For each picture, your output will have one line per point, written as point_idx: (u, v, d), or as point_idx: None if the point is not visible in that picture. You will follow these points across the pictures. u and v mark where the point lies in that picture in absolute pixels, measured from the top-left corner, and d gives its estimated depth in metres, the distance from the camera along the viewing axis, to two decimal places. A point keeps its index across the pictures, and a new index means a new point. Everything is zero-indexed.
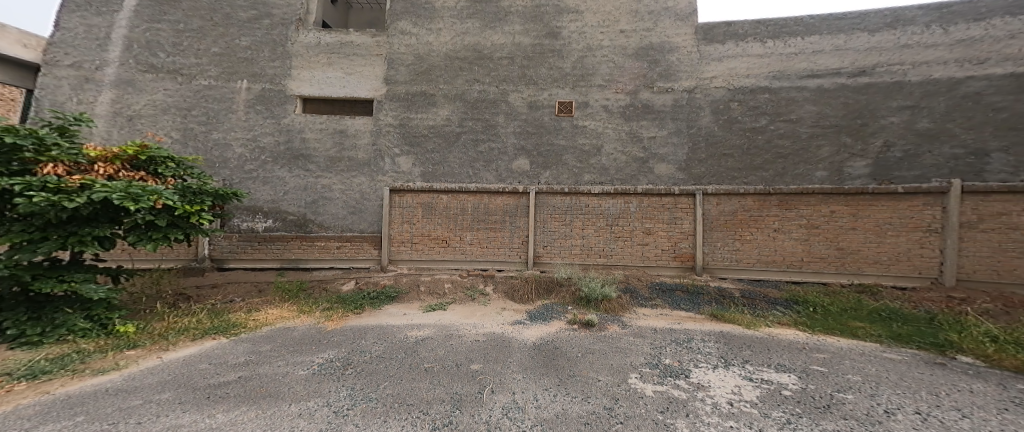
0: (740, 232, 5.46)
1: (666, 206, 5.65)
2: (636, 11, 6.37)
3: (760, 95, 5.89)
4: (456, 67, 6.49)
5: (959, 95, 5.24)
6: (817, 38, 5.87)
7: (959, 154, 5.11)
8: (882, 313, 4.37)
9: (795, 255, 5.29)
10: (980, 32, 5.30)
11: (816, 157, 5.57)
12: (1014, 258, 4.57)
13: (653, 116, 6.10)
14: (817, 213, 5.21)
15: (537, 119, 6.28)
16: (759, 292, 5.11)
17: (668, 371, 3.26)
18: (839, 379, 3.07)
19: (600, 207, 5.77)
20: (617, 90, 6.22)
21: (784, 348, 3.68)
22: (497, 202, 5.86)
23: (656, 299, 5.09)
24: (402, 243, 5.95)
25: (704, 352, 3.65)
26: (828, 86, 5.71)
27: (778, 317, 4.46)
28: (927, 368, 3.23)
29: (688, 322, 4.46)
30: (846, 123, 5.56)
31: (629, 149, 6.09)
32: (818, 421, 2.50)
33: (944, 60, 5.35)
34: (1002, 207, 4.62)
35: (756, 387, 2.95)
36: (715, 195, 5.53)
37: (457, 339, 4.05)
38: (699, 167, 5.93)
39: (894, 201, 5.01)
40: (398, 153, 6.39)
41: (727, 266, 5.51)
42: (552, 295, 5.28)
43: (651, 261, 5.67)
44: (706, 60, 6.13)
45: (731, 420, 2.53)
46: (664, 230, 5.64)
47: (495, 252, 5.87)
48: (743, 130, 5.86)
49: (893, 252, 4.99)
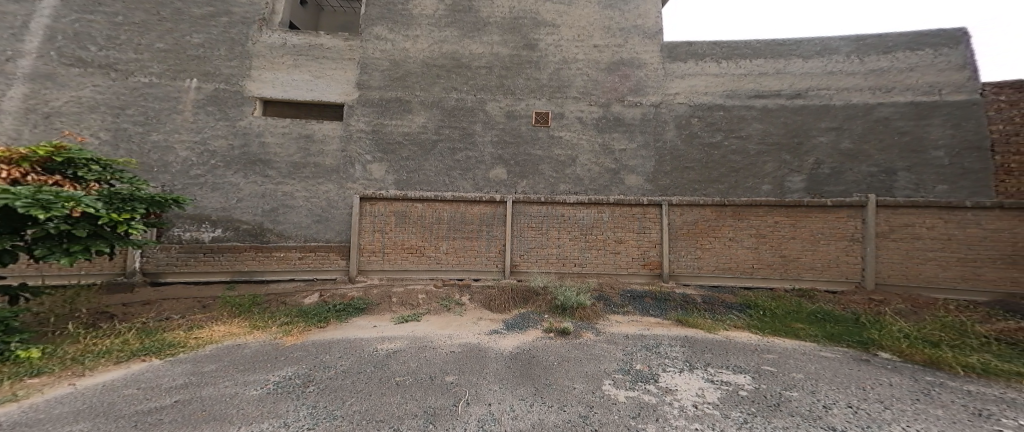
0: (699, 240, 5.78)
1: (635, 216, 5.87)
2: (608, 28, 6.67)
3: (716, 112, 6.33)
4: (432, 74, 6.45)
5: (872, 119, 5.91)
6: (763, 61, 6.43)
7: (874, 172, 5.76)
8: (817, 315, 4.76)
9: (746, 262, 5.67)
10: (887, 64, 6.04)
11: (762, 171, 6.06)
12: (918, 263, 5.17)
13: (624, 129, 6.36)
14: (763, 223, 5.62)
15: (514, 129, 6.35)
16: (716, 297, 5.41)
17: (639, 377, 3.35)
18: (786, 378, 3.30)
19: (574, 216, 5.88)
20: (590, 102, 6.44)
21: (740, 350, 3.91)
22: (473, 211, 5.81)
23: (627, 306, 5.24)
24: (372, 253, 5.72)
25: (671, 356, 3.78)
26: (772, 107, 6.24)
27: (733, 320, 4.74)
28: (855, 364, 3.55)
29: (655, 328, 4.61)
30: (787, 141, 6.08)
31: (602, 161, 6.30)
32: (770, 419, 2.65)
33: (860, 87, 6.05)
34: (909, 219, 5.22)
35: (716, 389, 3.10)
36: (678, 206, 5.81)
37: (432, 351, 3.93)
38: (665, 179, 6.24)
39: (824, 213, 5.49)
40: (368, 160, 6.20)
41: (690, 273, 5.79)
42: (529, 304, 5.27)
43: (622, 269, 5.84)
44: (670, 77, 6.50)
45: (696, 422, 2.63)
46: (633, 239, 5.86)
47: (472, 261, 5.81)
48: (702, 145, 6.25)
49: (826, 259, 5.47)
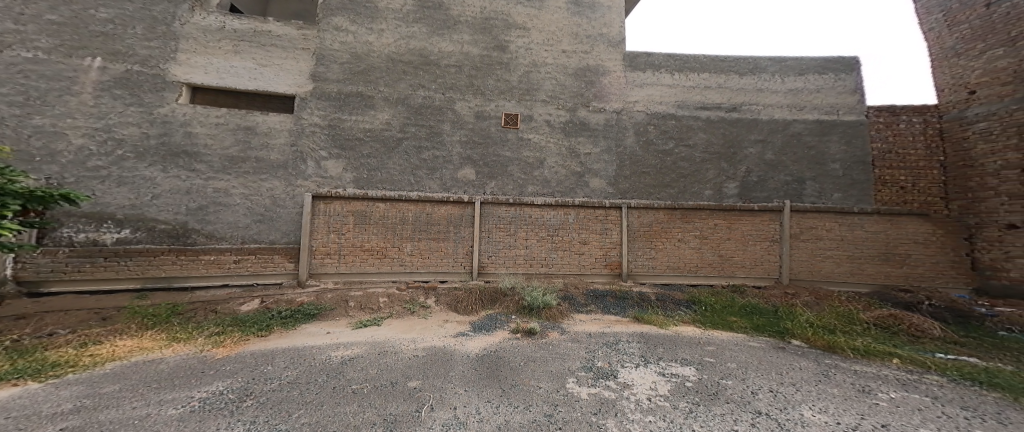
0: (655, 241, 6.12)
1: (599, 218, 6.09)
2: (576, 34, 6.86)
3: (668, 121, 6.72)
4: (397, 70, 6.23)
5: (790, 133, 6.63)
6: (708, 75, 6.94)
7: (790, 181, 6.45)
8: (746, 309, 5.20)
9: (691, 261, 6.10)
10: (801, 84, 6.80)
11: (705, 178, 6.54)
12: (820, 262, 5.96)
13: (589, 133, 6.57)
14: (707, 226, 6.13)
15: (483, 130, 6.30)
16: (668, 294, 5.74)
17: (600, 373, 3.46)
18: (723, 368, 3.57)
19: (543, 218, 5.98)
20: (558, 106, 6.57)
21: (687, 344, 4.19)
22: (441, 212, 5.71)
23: (590, 305, 5.39)
24: (326, 255, 5.39)
25: (629, 352, 3.96)
26: (714, 119, 6.75)
27: (682, 316, 5.08)
28: (772, 351, 3.97)
29: (617, 325, 4.80)
30: (724, 151, 6.62)
31: (568, 164, 6.45)
32: (711, 407, 2.85)
33: (780, 104, 6.75)
34: (814, 223, 6.05)
35: (667, 381, 3.29)
36: (637, 208, 6.14)
37: (394, 356, 3.77)
38: (625, 183, 6.53)
39: (753, 216, 6.15)
40: (323, 156, 5.84)
41: (646, 272, 6.09)
42: (496, 305, 5.23)
43: (587, 269, 6.02)
44: (631, 86, 6.81)
45: (651, 414, 2.77)
46: (597, 240, 6.07)
47: (437, 263, 5.68)
48: (657, 151, 6.61)
49: (753, 258, 6.06)
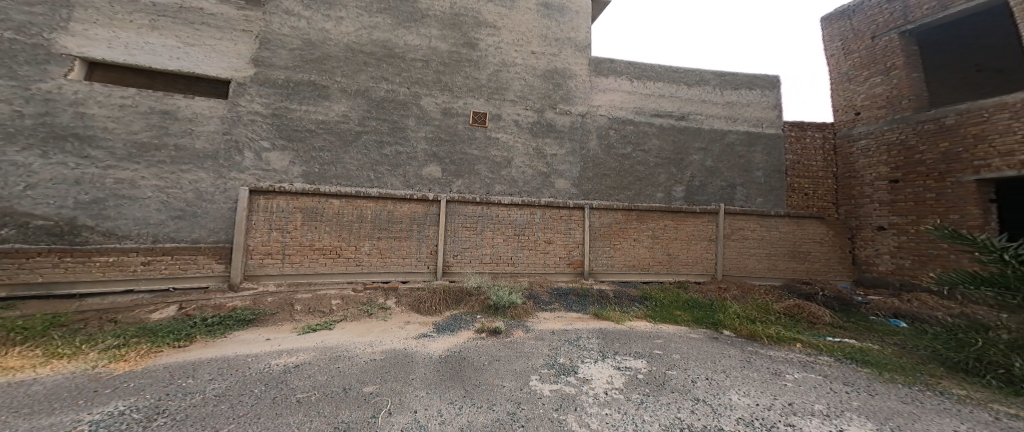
0: (614, 241, 6.40)
1: (564, 218, 6.24)
2: (545, 36, 6.94)
3: (627, 126, 6.99)
4: (358, 61, 5.93)
5: (727, 142, 7.19)
6: (662, 84, 7.24)
7: (724, 186, 7.04)
8: (689, 302, 5.62)
9: (645, 259, 6.48)
10: (737, 97, 7.37)
11: (658, 182, 6.90)
12: (746, 259, 6.72)
13: (555, 135, 6.69)
14: (659, 226, 6.59)
15: (450, 127, 6.19)
16: (624, 291, 6.00)
17: (563, 370, 3.51)
18: (669, 359, 3.77)
19: (509, 217, 6.01)
20: (526, 107, 6.61)
21: (641, 338, 4.40)
22: (403, 210, 5.54)
23: (555, 303, 5.48)
24: (266, 255, 5.00)
25: (589, 348, 4.06)
26: (666, 126, 7.09)
27: (636, 311, 5.34)
28: (710, 341, 4.29)
29: (578, 322, 4.91)
30: (674, 157, 7.02)
31: (535, 164, 6.52)
32: (659, 396, 2.99)
33: (719, 115, 7.25)
34: (742, 225, 6.83)
35: (622, 374, 3.41)
36: (599, 209, 6.38)
37: (348, 361, 3.56)
38: (589, 184, 6.73)
39: (695, 218, 6.74)
40: (264, 146, 5.41)
41: (606, 270, 6.35)
42: (461, 305, 5.14)
43: (551, 268, 6.13)
44: (595, 90, 7.01)
45: (607, 407, 2.82)
46: (562, 240, 6.20)
47: (398, 263, 5.49)
48: (618, 155, 6.89)
49: (695, 256, 6.62)
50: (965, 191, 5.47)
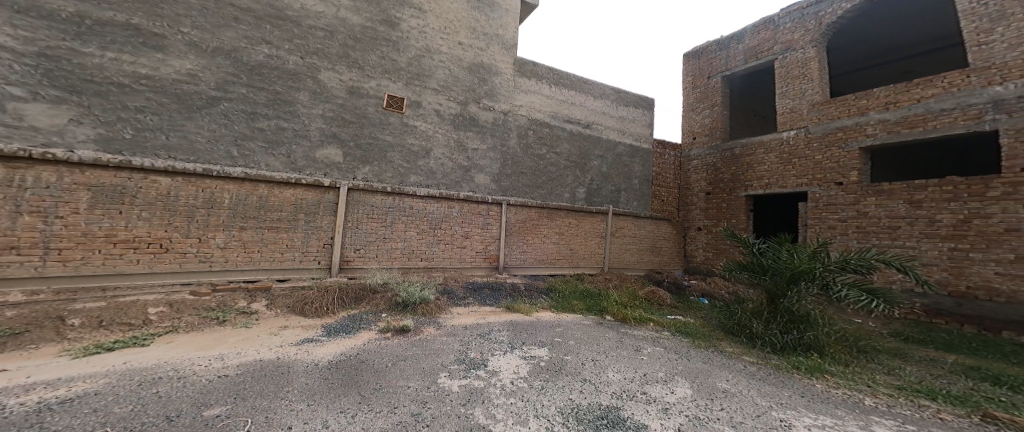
0: (526, 236, 6.64)
1: (481, 212, 6.19)
2: (473, 28, 6.65)
3: (544, 129, 7.24)
4: (224, 14, 4.70)
5: (618, 152, 8.03)
6: (575, 93, 7.65)
7: (614, 191, 7.92)
8: (582, 292, 6.13)
9: (552, 253, 6.92)
10: (628, 112, 8.21)
11: (564, 183, 7.36)
12: (623, 254, 7.80)
13: (477, 130, 6.55)
14: (564, 223, 7.10)
15: (357, 108, 5.53)
16: (532, 283, 6.29)
17: (472, 364, 3.22)
18: (567, 346, 4.04)
19: (424, 209, 5.68)
20: (449, 98, 6.29)
21: (543, 327, 4.63)
22: (285, 196, 4.59)
23: (468, 298, 5.35)
24: (3, 249, 3.26)
25: (498, 340, 4.04)
26: (575, 132, 7.58)
27: (542, 303, 5.60)
28: (600, 327, 4.73)
29: (490, 316, 4.83)
30: (579, 162, 7.56)
31: (455, 157, 6.29)
32: (557, 381, 3.07)
33: (614, 126, 8.01)
34: (625, 224, 7.90)
35: (527, 363, 3.43)
36: (515, 205, 6.52)
37: (176, 383, 2.47)
38: (506, 181, 6.80)
39: (591, 217, 7.45)
40: (15, 94, 3.67)
41: (519, 264, 6.55)
42: (363, 303, 4.60)
43: (467, 262, 6.05)
44: (518, 90, 7.02)
45: (513, 396, 2.71)
46: (478, 234, 6.16)
47: (267, 259, 4.48)
48: (534, 155, 7.11)
49: (590, 250, 7.37)
50: (739, 203, 7.21)
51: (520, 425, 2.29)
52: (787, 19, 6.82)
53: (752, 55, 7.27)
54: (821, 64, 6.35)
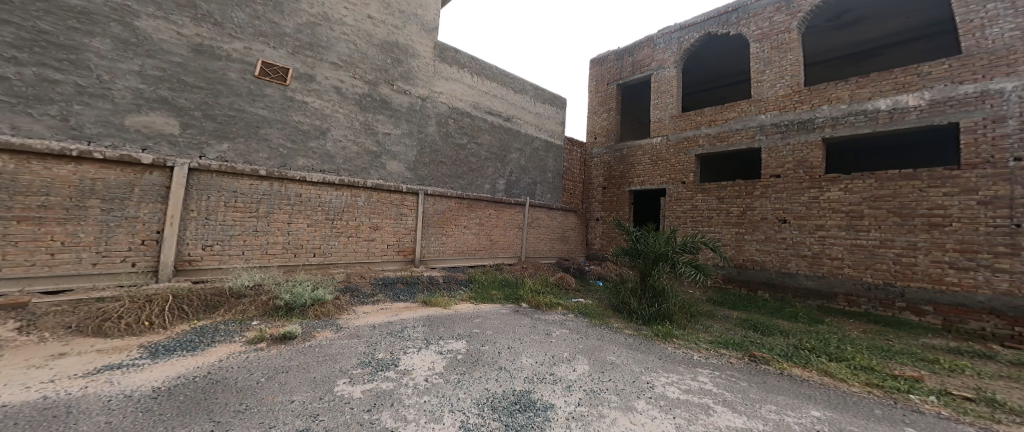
0: (445, 228, 6.43)
1: (393, 202, 5.74)
2: (387, 3, 5.86)
3: (466, 118, 6.89)
4: None
5: (534, 146, 8.22)
6: (497, 85, 7.46)
7: (531, 184, 8.11)
8: (501, 281, 6.24)
9: (472, 245, 6.88)
10: (543, 110, 8.41)
11: (485, 175, 7.22)
12: (539, 243, 8.19)
13: (390, 113, 5.83)
14: (485, 215, 7.10)
15: (218, 74, 4.35)
16: (452, 275, 6.11)
17: (379, 366, 2.93)
18: (486, 336, 4.03)
19: (319, 198, 4.97)
20: (353, 75, 5.45)
21: (462, 319, 4.53)
22: (54, 171, 3.30)
23: (377, 295, 4.85)
24: None
25: (412, 337, 3.76)
26: (496, 124, 7.43)
27: (461, 295, 5.47)
28: (517, 315, 4.82)
29: (403, 312, 4.42)
30: (499, 154, 7.49)
31: (362, 140, 5.53)
32: (474, 373, 3.00)
33: (531, 122, 8.14)
34: (542, 215, 8.30)
35: (443, 358, 3.29)
36: (432, 195, 6.24)
37: None
38: (424, 170, 6.27)
39: (509, 208, 7.59)
40: None
41: (437, 257, 6.33)
42: (221, 311, 3.63)
43: (376, 256, 5.55)
44: (438, 76, 6.49)
45: (426, 394, 2.56)
46: (390, 226, 5.70)
47: (9, 263, 3.12)
48: (455, 145, 6.70)
49: (509, 241, 7.53)
50: (625, 197, 8.16)
51: (434, 423, 2.18)
52: (665, 38, 7.67)
53: (637, 68, 8.12)
54: (679, 84, 7.46)
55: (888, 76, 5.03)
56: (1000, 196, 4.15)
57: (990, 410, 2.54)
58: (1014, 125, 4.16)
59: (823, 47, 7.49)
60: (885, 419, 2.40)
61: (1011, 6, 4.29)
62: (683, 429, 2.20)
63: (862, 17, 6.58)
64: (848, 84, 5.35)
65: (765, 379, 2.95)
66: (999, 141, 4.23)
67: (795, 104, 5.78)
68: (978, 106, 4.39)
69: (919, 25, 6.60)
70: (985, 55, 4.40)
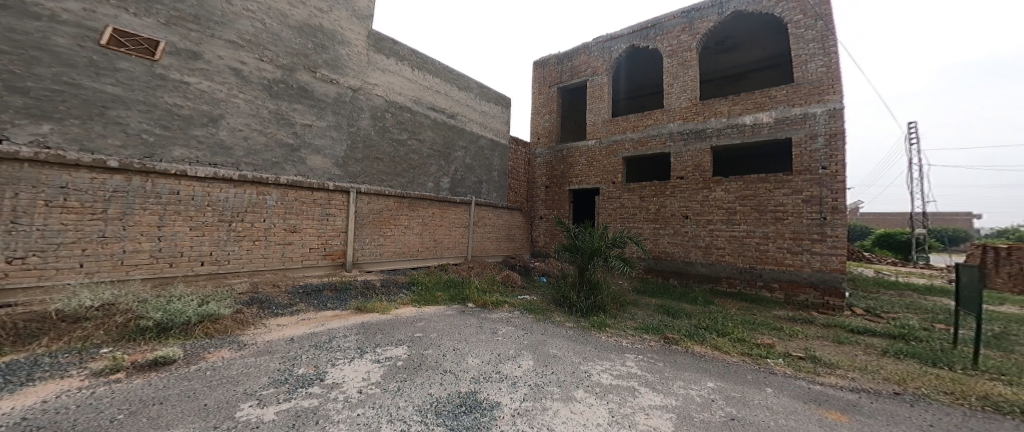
0: (383, 229, 6.01)
1: (317, 202, 5.10)
2: None
3: (405, 113, 6.45)
4: None
5: (479, 145, 8.02)
6: (439, 80, 7.12)
7: (476, 183, 7.93)
8: (447, 282, 6.02)
9: (415, 246, 6.57)
10: (486, 108, 8.24)
11: (428, 173, 6.88)
12: (484, 243, 8.05)
13: (312, 103, 5.13)
14: (427, 214, 6.79)
15: (43, 38, 3.25)
16: (392, 279, 5.73)
17: (300, 381, 2.50)
18: (429, 339, 3.77)
19: (209, 196, 4.06)
20: (262, 57, 4.63)
21: (402, 325, 4.15)
22: None
23: (297, 304, 4.18)
24: None
25: (344, 347, 3.28)
26: (439, 121, 7.09)
27: (402, 298, 5.07)
28: (462, 317, 4.62)
29: (331, 322, 3.85)
30: (442, 152, 7.16)
31: (272, 131, 4.70)
32: (417, 379, 2.74)
33: (475, 120, 7.93)
34: (488, 215, 8.20)
35: (381, 367, 2.94)
36: (367, 194, 5.76)
37: None
38: (356, 166, 5.69)
39: (453, 208, 7.35)
40: None
41: (372, 259, 5.86)
42: (43, 341, 2.63)
43: (293, 262, 4.84)
44: (372, 67, 5.97)
45: (360, 407, 2.25)
46: (314, 228, 5.07)
47: None
48: (392, 140, 6.24)
49: (453, 240, 7.30)
50: (566, 196, 8.42)
51: None
52: (598, 47, 8.05)
53: (574, 73, 8.41)
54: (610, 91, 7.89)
55: (780, 91, 5.70)
56: (815, 196, 5.26)
57: (813, 364, 3.10)
58: (822, 141, 5.29)
59: (715, 67, 8.52)
60: (753, 381, 2.74)
61: (821, 47, 5.41)
62: (615, 413, 2.26)
63: (740, 43, 7.62)
64: (726, 101, 6.17)
65: (676, 358, 3.20)
66: (813, 154, 5.36)
67: (693, 115, 6.46)
68: (801, 125, 5.48)
69: (783, 54, 7.78)
70: (808, 85, 5.48)
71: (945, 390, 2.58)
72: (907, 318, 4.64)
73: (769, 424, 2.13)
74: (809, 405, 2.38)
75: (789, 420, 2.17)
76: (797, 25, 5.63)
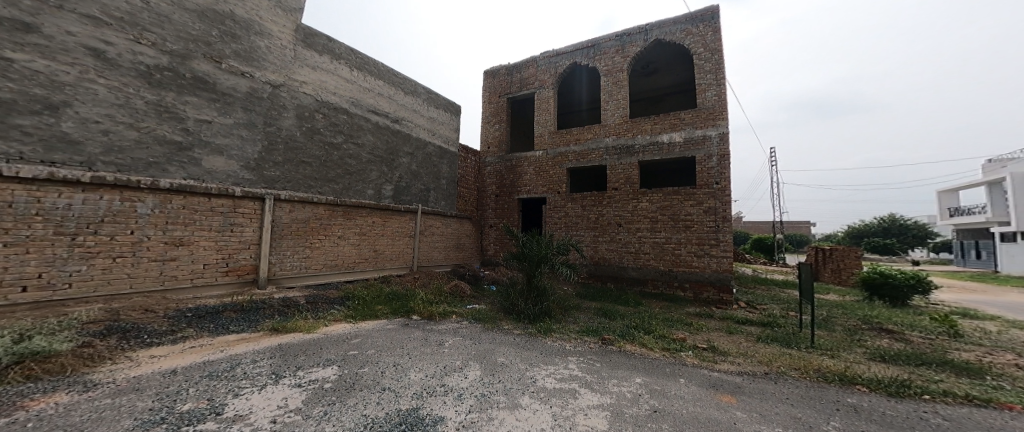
0: (310, 239, 5.46)
1: (214, 210, 4.43)
2: None
3: (340, 115, 6.01)
4: None
5: (427, 151, 7.74)
6: (381, 82, 6.75)
7: (423, 190, 7.63)
8: (390, 295, 5.61)
9: (350, 257, 6.08)
10: (434, 114, 8.00)
11: (368, 179, 6.46)
12: (431, 252, 7.73)
13: (212, 97, 4.51)
14: (365, 223, 6.33)
15: None
16: (322, 294, 5.21)
17: (181, 420, 2.05)
18: (363, 357, 3.42)
19: (42, 203, 3.30)
20: (142, 40, 4.00)
21: (332, 343, 3.75)
22: None
23: (184, 329, 3.55)
24: None
25: (252, 374, 2.83)
26: (381, 125, 6.72)
27: (334, 315, 4.59)
28: (405, 330, 4.33)
29: (234, 346, 3.35)
30: (384, 157, 6.76)
31: (149, 125, 4.00)
32: (347, 400, 2.43)
33: (423, 126, 7.66)
34: (436, 223, 7.90)
35: (303, 391, 2.58)
36: (288, 202, 5.20)
37: None
38: (273, 169, 5.12)
39: (396, 216, 6.94)
40: None
41: (295, 273, 5.29)
42: None
43: (177, 282, 4.12)
44: (299, 63, 5.49)
45: None
46: (210, 240, 4.39)
47: None
48: (323, 143, 5.74)
49: (397, 250, 6.91)
50: (515, 204, 8.45)
51: None
52: (546, 60, 8.26)
53: (522, 85, 8.57)
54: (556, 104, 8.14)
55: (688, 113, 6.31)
56: (712, 206, 5.92)
57: (713, 354, 3.37)
58: (716, 160, 6.01)
59: (644, 88, 9.25)
60: (669, 373, 2.91)
61: (715, 78, 6.14)
62: (558, 416, 2.22)
63: (661, 67, 8.38)
64: (649, 120, 6.69)
65: (610, 358, 3.30)
66: (709, 171, 6.06)
67: (625, 131, 6.90)
68: (700, 147, 6.17)
69: (693, 81, 8.68)
70: (707, 110, 6.17)
71: (795, 366, 2.96)
72: (772, 308, 5.44)
73: (682, 412, 2.23)
74: (709, 390, 2.57)
75: (697, 407, 2.31)
76: (698, 57, 6.32)
